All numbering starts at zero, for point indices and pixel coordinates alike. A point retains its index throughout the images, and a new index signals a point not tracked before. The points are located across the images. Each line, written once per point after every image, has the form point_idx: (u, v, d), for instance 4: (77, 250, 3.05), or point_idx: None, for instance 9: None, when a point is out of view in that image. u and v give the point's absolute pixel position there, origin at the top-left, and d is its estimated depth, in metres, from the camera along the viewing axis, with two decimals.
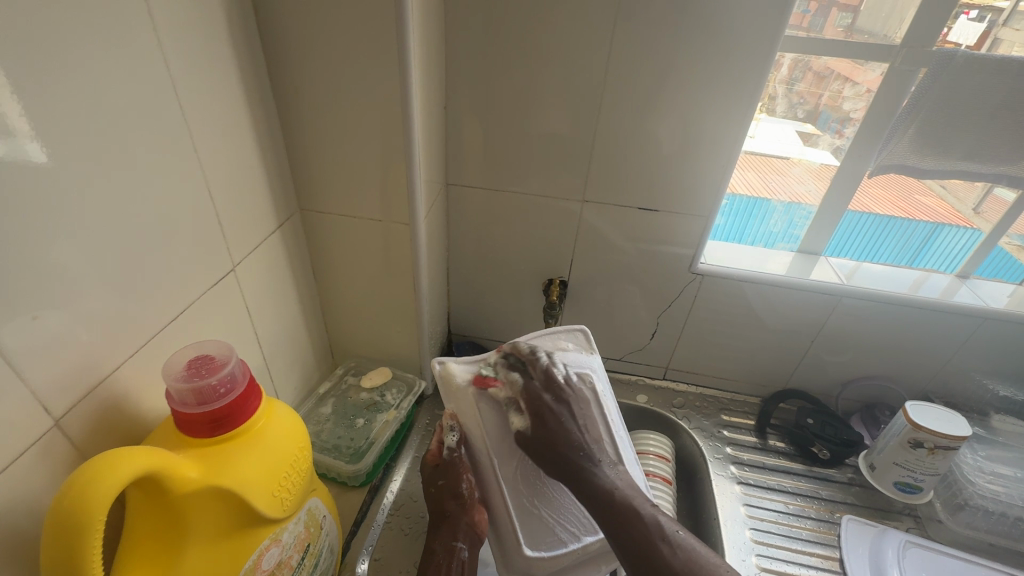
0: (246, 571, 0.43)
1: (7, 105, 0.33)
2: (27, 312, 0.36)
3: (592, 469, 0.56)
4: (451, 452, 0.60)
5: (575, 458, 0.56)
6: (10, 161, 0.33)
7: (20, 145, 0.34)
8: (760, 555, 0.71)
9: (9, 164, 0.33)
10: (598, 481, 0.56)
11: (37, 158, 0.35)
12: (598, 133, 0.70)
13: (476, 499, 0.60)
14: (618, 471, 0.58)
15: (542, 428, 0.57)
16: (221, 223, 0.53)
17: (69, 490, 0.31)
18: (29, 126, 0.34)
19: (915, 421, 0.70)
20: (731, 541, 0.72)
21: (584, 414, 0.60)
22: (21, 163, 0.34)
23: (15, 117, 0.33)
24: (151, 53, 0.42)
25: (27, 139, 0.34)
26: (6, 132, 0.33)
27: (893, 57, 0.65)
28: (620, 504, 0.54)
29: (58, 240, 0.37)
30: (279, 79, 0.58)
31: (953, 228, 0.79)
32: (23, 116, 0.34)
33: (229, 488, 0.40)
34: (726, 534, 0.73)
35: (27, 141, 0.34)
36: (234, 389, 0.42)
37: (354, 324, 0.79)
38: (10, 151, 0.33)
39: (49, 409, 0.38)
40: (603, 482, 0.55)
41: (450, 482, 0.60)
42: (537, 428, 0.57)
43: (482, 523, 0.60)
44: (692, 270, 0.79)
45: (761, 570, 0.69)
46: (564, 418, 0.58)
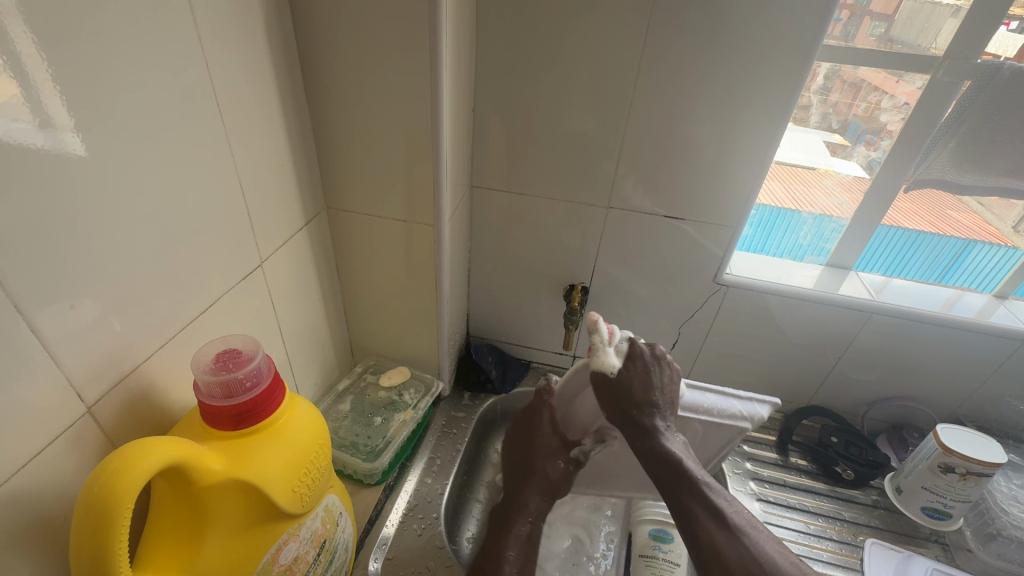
0: (264, 565, 0.44)
1: (50, 98, 0.34)
2: (64, 300, 0.36)
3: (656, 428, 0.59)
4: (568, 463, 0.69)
5: (644, 413, 0.60)
6: (47, 153, 0.34)
7: (60, 137, 0.35)
8: None
9: (49, 156, 0.34)
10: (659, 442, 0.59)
11: (77, 150, 0.36)
12: (626, 138, 0.70)
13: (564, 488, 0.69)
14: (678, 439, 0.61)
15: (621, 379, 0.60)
16: (251, 219, 0.54)
17: (100, 476, 0.32)
18: (70, 119, 0.35)
19: (947, 445, 0.67)
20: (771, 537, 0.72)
21: (665, 377, 0.61)
22: (59, 156, 0.35)
23: (58, 110, 0.34)
24: (189, 50, 0.43)
25: (68, 132, 0.35)
26: (47, 124, 0.34)
27: (935, 68, 0.63)
28: (681, 470, 0.57)
29: (95, 230, 0.38)
30: (312, 78, 0.59)
31: (987, 245, 0.76)
32: (65, 109, 0.35)
33: (252, 481, 0.40)
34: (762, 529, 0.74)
35: (69, 133, 0.35)
36: (260, 382, 0.42)
37: (374, 323, 0.79)
38: (49, 143, 0.34)
39: (82, 396, 0.39)
40: (665, 446, 0.58)
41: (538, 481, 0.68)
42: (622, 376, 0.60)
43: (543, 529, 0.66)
44: (716, 280, 0.78)
45: None
46: (636, 370, 0.60)
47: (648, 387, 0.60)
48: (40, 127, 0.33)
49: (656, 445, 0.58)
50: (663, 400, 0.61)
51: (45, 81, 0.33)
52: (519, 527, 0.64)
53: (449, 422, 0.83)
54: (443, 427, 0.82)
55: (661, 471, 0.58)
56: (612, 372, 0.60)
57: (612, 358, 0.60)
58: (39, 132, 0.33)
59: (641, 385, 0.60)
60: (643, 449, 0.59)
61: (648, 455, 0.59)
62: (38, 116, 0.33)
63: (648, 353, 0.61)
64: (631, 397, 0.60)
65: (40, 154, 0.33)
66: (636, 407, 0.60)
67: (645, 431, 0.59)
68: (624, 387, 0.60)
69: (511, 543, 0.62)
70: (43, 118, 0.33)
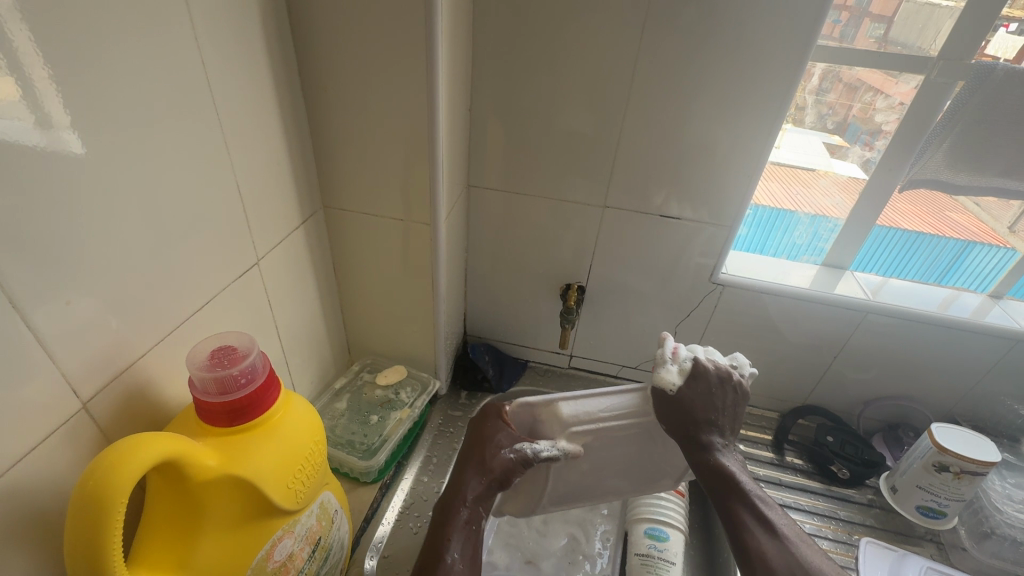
0: (258, 561, 0.44)
1: (48, 98, 0.34)
2: (62, 296, 0.37)
3: (713, 447, 0.57)
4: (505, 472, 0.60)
5: (705, 429, 0.57)
6: (47, 152, 0.34)
7: (59, 136, 0.35)
8: None
9: (49, 155, 0.35)
10: (710, 456, 0.56)
11: (75, 149, 0.36)
12: (623, 137, 0.70)
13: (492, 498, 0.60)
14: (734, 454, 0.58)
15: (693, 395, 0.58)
16: (248, 217, 0.54)
17: (94, 471, 0.32)
18: (67, 118, 0.35)
19: (941, 444, 0.67)
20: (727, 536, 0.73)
21: (737, 393, 0.59)
22: (58, 155, 0.35)
23: (56, 109, 0.34)
24: (187, 49, 0.43)
25: (66, 131, 0.35)
26: (45, 123, 0.34)
27: (928, 69, 0.63)
28: (733, 484, 0.54)
29: (93, 228, 0.38)
30: (309, 78, 0.59)
31: (986, 246, 0.77)
32: (64, 110, 0.35)
33: (246, 477, 0.41)
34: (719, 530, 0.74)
35: (66, 132, 0.35)
36: (254, 379, 0.42)
37: (372, 322, 0.79)
38: (47, 141, 0.34)
39: (78, 392, 0.39)
40: (717, 460, 0.56)
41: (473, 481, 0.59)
42: (688, 389, 0.58)
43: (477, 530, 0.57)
44: (712, 279, 0.78)
45: None
46: (701, 388, 0.58)
47: (717, 405, 0.58)
48: (38, 127, 0.34)
49: (705, 460, 0.56)
50: (719, 413, 0.58)
51: (44, 80, 0.33)
52: (459, 528, 0.55)
53: (446, 421, 0.83)
54: (439, 426, 0.82)
55: (712, 485, 0.56)
56: (671, 387, 0.58)
57: (671, 373, 0.58)
58: (37, 131, 0.34)
59: (687, 408, 0.58)
60: (698, 467, 0.57)
61: (699, 469, 0.57)
62: (37, 116, 0.33)
63: (724, 374, 0.59)
64: (690, 411, 0.58)
65: (41, 153, 0.34)
66: (695, 423, 0.57)
67: (698, 447, 0.57)
68: (686, 404, 0.58)
69: (454, 536, 0.54)
70: (42, 117, 0.34)
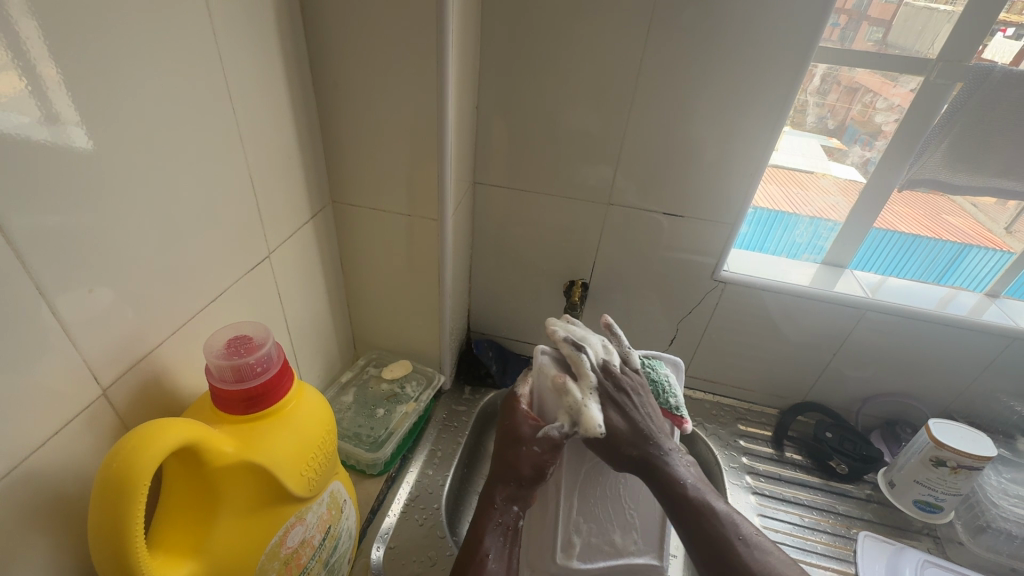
0: (272, 547, 0.45)
1: (55, 92, 0.34)
2: (85, 285, 0.38)
3: (658, 457, 0.58)
4: (540, 452, 0.58)
5: (642, 445, 0.58)
6: (53, 147, 0.34)
7: (66, 131, 0.35)
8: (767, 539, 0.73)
9: (57, 149, 0.34)
10: (666, 467, 0.57)
11: (81, 143, 0.36)
12: (627, 136, 0.71)
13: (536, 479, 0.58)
14: (686, 463, 0.59)
15: (620, 416, 0.59)
16: (260, 211, 0.55)
17: (118, 454, 0.33)
18: (74, 111, 0.35)
19: (938, 439, 0.69)
20: None
21: (648, 406, 0.61)
22: (67, 149, 0.35)
23: (61, 102, 0.34)
24: (204, 46, 0.44)
25: (73, 126, 0.35)
26: (51, 118, 0.34)
27: (928, 71, 0.64)
28: (694, 497, 0.55)
29: (112, 219, 0.39)
30: (321, 74, 0.60)
31: (982, 249, 0.78)
32: (70, 104, 0.35)
33: (261, 463, 0.41)
34: None
35: (71, 125, 0.35)
36: (270, 368, 0.43)
37: (378, 317, 0.80)
38: (52, 136, 0.34)
39: (99, 379, 0.40)
40: (671, 471, 0.57)
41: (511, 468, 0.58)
42: (615, 418, 0.58)
43: (508, 523, 0.56)
44: (714, 277, 0.79)
45: None
46: (613, 409, 0.59)
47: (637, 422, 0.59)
48: (43, 121, 0.33)
49: (659, 472, 0.57)
50: (655, 431, 0.59)
51: (49, 72, 0.33)
52: (499, 519, 0.56)
53: (450, 415, 0.84)
54: (444, 420, 0.83)
55: (671, 499, 0.55)
56: (596, 429, 0.56)
57: (594, 408, 0.58)
58: (43, 126, 0.33)
59: (621, 420, 0.59)
60: (653, 480, 0.57)
61: (655, 482, 0.57)
62: (43, 110, 0.33)
63: (614, 386, 0.60)
64: (623, 437, 0.58)
65: (48, 148, 0.34)
66: (630, 444, 0.58)
67: (650, 462, 0.58)
68: (614, 429, 0.58)
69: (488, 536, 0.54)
70: (46, 109, 0.33)
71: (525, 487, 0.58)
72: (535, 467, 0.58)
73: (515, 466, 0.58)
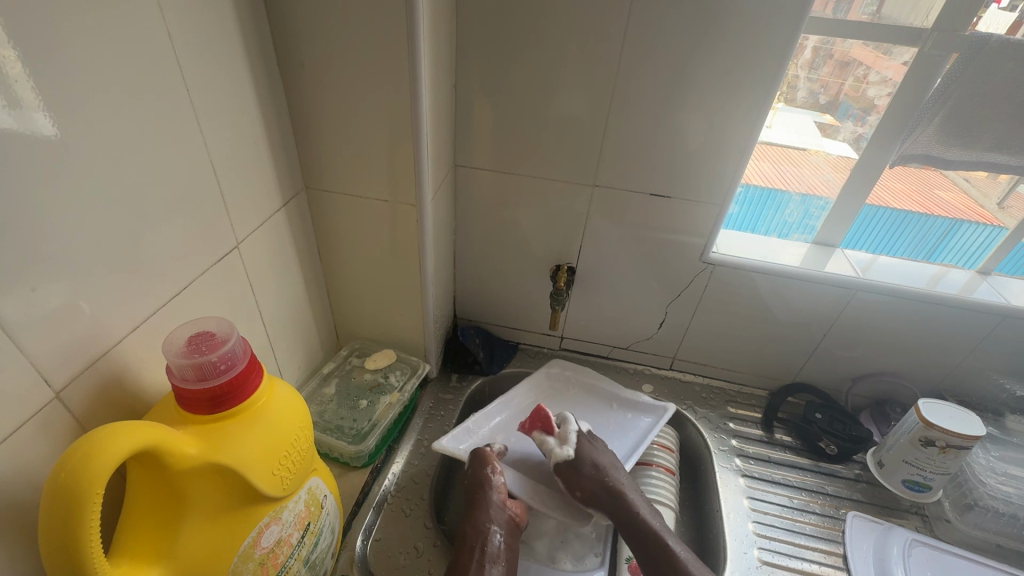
0: (246, 548, 0.43)
1: (18, 80, 0.33)
2: (26, 283, 0.35)
3: (613, 492, 0.65)
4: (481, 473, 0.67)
5: (596, 481, 0.67)
6: (19, 135, 0.33)
7: (30, 118, 0.34)
8: (756, 522, 0.73)
9: (21, 137, 0.33)
10: (621, 501, 0.65)
11: (47, 131, 0.35)
12: (612, 115, 0.68)
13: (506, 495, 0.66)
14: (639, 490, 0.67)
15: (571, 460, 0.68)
16: (225, 200, 0.53)
17: (68, 461, 0.31)
18: (38, 97, 0.34)
19: (926, 419, 0.68)
20: (732, 532, 0.71)
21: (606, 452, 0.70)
22: (22, 134, 0.33)
23: (24, 89, 0.33)
24: (154, 24, 0.41)
25: (37, 112, 0.34)
26: (16, 106, 0.33)
27: (922, 42, 0.62)
28: (644, 528, 0.63)
29: (58, 214, 0.36)
30: (287, 53, 0.56)
31: (974, 225, 0.76)
32: (32, 90, 0.34)
33: (229, 464, 0.40)
34: (728, 525, 0.72)
35: (36, 112, 0.34)
36: (235, 365, 0.41)
37: (359, 306, 0.78)
38: (20, 124, 0.33)
39: (50, 381, 0.38)
40: (627, 502, 0.65)
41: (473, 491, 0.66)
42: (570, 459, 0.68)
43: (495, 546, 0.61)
44: (703, 259, 0.78)
45: (761, 563, 0.68)
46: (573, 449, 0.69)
47: (588, 453, 0.69)
48: (8, 107, 0.32)
49: (614, 503, 0.65)
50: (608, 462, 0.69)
51: (7, 56, 0.32)
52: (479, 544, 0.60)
53: (437, 404, 0.83)
54: (430, 409, 0.82)
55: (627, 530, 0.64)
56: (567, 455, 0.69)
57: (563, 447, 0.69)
58: (9, 113, 0.32)
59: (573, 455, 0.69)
60: (627, 531, 0.64)
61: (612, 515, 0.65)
62: (7, 98, 0.32)
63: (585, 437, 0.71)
64: (579, 471, 0.68)
65: (11, 134, 0.33)
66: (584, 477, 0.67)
67: (602, 496, 0.66)
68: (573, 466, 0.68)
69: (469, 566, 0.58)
70: (9, 97, 0.32)
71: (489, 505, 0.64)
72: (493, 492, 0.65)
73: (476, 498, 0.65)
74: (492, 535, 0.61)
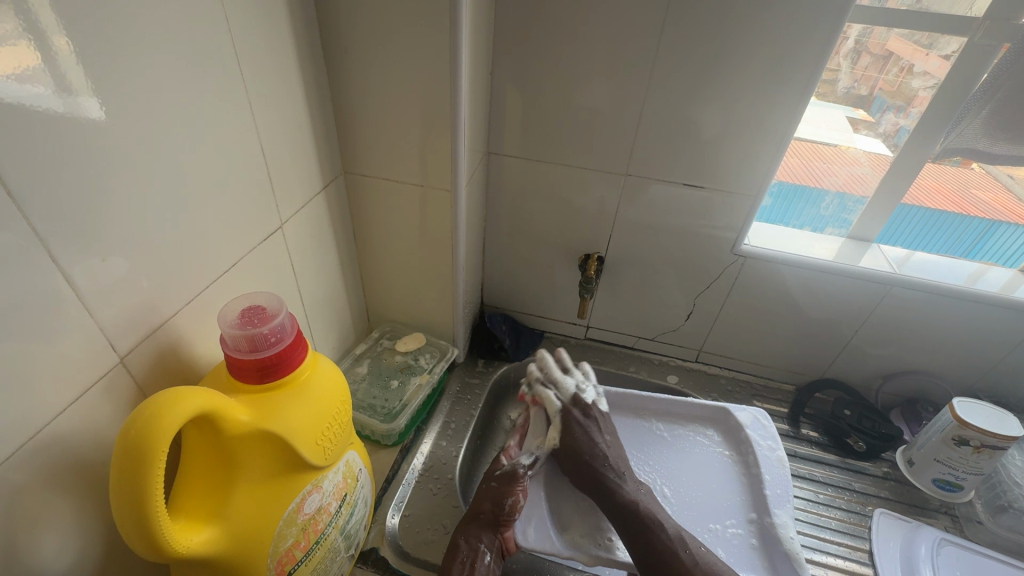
0: (289, 514, 0.45)
1: (65, 63, 0.33)
2: (95, 253, 0.37)
3: (613, 481, 0.61)
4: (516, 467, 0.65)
5: (597, 467, 0.63)
6: (70, 120, 0.34)
7: (77, 102, 0.34)
8: None
9: (78, 117, 0.35)
10: (620, 491, 0.60)
11: (93, 115, 0.36)
12: (647, 104, 0.68)
13: (507, 520, 0.60)
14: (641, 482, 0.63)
15: (570, 438, 0.66)
16: (271, 182, 0.54)
17: (135, 421, 0.33)
18: (86, 82, 0.35)
19: (961, 418, 0.67)
20: None
21: (609, 433, 0.67)
22: (89, 117, 0.35)
23: (73, 73, 0.34)
24: (210, 9, 0.43)
25: (84, 96, 0.35)
26: (62, 88, 0.33)
27: (972, 31, 0.60)
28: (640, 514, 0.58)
29: (122, 192, 0.39)
30: (329, 39, 0.58)
31: (1008, 226, 0.74)
32: (80, 73, 0.34)
33: (277, 432, 0.42)
34: None
35: (83, 97, 0.35)
36: (283, 338, 0.43)
37: (391, 290, 0.80)
38: (67, 108, 0.34)
39: (116, 347, 0.40)
40: (626, 495, 0.60)
41: (499, 489, 0.62)
42: (566, 439, 0.66)
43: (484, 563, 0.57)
44: (734, 251, 0.77)
45: None
46: (577, 431, 0.66)
47: (590, 443, 0.65)
48: (58, 92, 0.33)
49: (614, 491, 0.61)
50: (616, 459, 0.64)
51: (62, 43, 0.33)
52: (461, 558, 0.57)
53: (464, 388, 0.85)
54: (457, 393, 0.84)
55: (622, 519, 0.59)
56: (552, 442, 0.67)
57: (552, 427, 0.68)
58: (58, 98, 0.33)
59: (573, 437, 0.66)
60: (605, 501, 0.61)
61: (606, 498, 0.61)
62: (55, 81, 0.33)
63: (581, 412, 0.68)
64: (585, 454, 0.64)
65: (74, 116, 0.34)
66: (589, 459, 0.63)
67: (608, 488, 0.61)
68: (580, 447, 0.64)
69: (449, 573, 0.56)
70: (60, 83, 0.33)
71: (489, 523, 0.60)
72: (495, 502, 0.61)
73: (477, 504, 0.62)
74: (482, 558, 0.57)
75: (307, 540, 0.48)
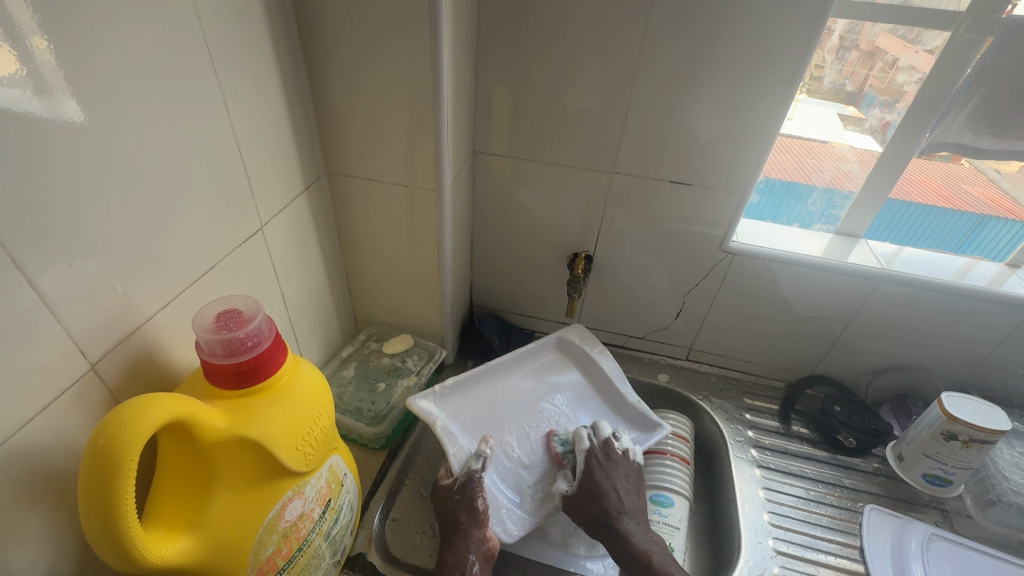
0: (269, 521, 0.44)
1: (43, 62, 0.33)
2: (66, 259, 0.36)
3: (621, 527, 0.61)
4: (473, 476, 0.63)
5: (609, 515, 0.61)
6: (47, 121, 0.34)
7: (55, 101, 0.34)
8: (771, 512, 0.73)
9: (49, 121, 0.34)
10: (631, 540, 0.60)
11: (72, 115, 0.35)
12: (634, 101, 0.68)
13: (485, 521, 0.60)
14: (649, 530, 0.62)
15: (587, 479, 0.63)
16: (250, 183, 0.53)
17: (105, 430, 0.33)
18: (64, 82, 0.34)
19: (950, 413, 0.67)
20: (748, 522, 0.71)
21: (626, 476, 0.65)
22: (60, 120, 0.34)
23: (50, 72, 0.33)
24: (184, 9, 0.42)
25: (63, 95, 0.34)
26: (40, 88, 0.33)
27: (955, 26, 0.60)
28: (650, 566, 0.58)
29: (95, 196, 0.38)
30: (310, 37, 0.57)
31: (999, 220, 0.74)
32: (58, 73, 0.34)
33: (255, 438, 0.41)
34: (743, 515, 0.72)
35: (62, 96, 0.34)
36: (261, 342, 0.42)
37: (378, 291, 0.79)
38: (45, 107, 0.33)
39: (87, 354, 0.39)
40: (637, 544, 0.60)
41: (466, 497, 0.61)
42: (583, 479, 0.64)
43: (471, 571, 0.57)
44: (722, 248, 0.77)
45: (777, 553, 0.68)
46: (596, 472, 0.64)
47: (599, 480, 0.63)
48: (35, 91, 0.33)
49: (623, 543, 0.60)
50: (626, 504, 0.62)
51: (38, 43, 0.32)
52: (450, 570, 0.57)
53: None
54: None
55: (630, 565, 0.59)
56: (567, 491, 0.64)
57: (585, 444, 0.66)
58: (34, 98, 0.33)
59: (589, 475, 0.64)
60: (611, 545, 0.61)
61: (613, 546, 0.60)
62: (34, 81, 0.32)
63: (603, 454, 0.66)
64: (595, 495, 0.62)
65: (43, 120, 0.33)
66: (597, 502, 0.62)
67: (615, 532, 0.61)
68: (594, 488, 0.63)
69: None
70: (38, 82, 0.33)
71: (467, 531, 0.59)
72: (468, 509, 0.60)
73: (450, 513, 0.61)
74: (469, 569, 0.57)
75: (289, 547, 0.47)
